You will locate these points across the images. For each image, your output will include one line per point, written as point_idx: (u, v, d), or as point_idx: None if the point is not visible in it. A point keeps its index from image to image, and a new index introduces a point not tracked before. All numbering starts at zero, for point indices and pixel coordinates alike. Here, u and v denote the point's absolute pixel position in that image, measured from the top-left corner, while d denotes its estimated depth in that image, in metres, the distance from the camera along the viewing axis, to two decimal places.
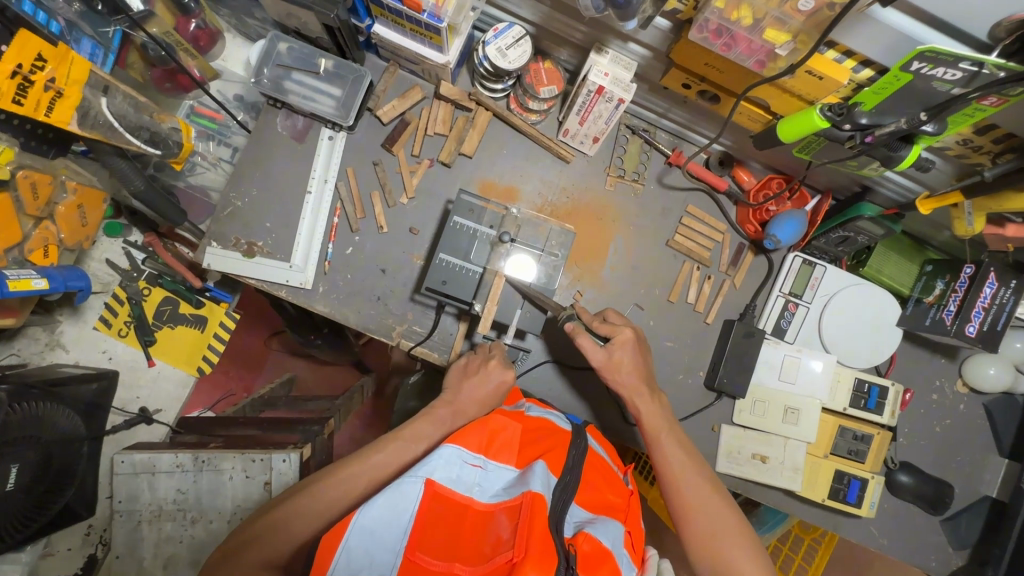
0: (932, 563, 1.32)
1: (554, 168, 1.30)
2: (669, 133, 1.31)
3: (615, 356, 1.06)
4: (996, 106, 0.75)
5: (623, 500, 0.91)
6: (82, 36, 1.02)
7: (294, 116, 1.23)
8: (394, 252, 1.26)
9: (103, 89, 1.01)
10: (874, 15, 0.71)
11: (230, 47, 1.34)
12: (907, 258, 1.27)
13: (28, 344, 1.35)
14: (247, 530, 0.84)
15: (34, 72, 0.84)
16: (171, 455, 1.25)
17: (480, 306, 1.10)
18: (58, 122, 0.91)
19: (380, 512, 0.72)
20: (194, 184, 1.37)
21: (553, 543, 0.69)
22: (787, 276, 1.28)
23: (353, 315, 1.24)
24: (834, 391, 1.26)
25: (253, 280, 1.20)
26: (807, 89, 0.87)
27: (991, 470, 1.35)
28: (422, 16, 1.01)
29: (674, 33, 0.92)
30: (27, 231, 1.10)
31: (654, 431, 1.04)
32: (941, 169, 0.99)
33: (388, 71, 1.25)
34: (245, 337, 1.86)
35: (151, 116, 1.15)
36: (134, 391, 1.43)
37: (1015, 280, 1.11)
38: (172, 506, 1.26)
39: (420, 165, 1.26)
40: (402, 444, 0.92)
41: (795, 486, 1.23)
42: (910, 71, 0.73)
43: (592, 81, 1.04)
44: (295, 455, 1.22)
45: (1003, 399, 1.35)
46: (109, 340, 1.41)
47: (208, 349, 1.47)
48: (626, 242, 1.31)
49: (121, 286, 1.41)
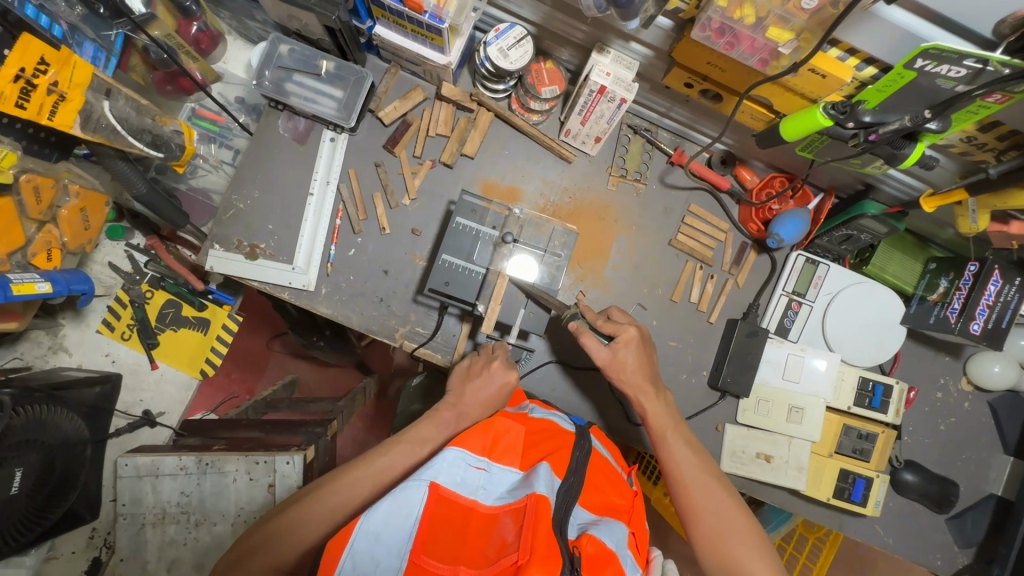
0: (938, 562, 1.32)
1: (556, 168, 1.30)
2: (670, 132, 1.31)
3: (619, 355, 1.07)
4: (1000, 104, 0.74)
5: (627, 502, 0.91)
6: (84, 40, 1.02)
7: (295, 118, 1.23)
8: (396, 253, 1.26)
9: (105, 92, 1.01)
10: (879, 13, 0.71)
11: (231, 49, 1.35)
12: (910, 256, 1.27)
13: (31, 347, 1.36)
14: (251, 535, 0.83)
15: (37, 75, 0.85)
16: (175, 458, 1.25)
17: (484, 306, 1.11)
18: (61, 126, 0.91)
19: (384, 516, 0.72)
20: (194, 186, 1.37)
21: (558, 546, 0.69)
22: (790, 274, 1.27)
23: (356, 316, 1.24)
24: (838, 390, 1.25)
25: (255, 282, 1.20)
26: (810, 88, 0.87)
27: (996, 468, 1.34)
28: (423, 17, 1.01)
29: (676, 32, 0.92)
30: (30, 235, 1.10)
31: (660, 430, 1.04)
32: (945, 167, 0.99)
33: (389, 72, 1.25)
34: (247, 340, 1.86)
35: (153, 119, 1.14)
36: (137, 394, 1.43)
37: (1019, 277, 1.10)
38: (176, 509, 1.26)
39: (422, 166, 1.26)
40: (407, 446, 0.92)
41: (800, 486, 1.22)
42: (914, 69, 0.73)
43: (594, 81, 1.04)
44: (298, 457, 1.22)
45: (1008, 397, 1.34)
46: (112, 343, 1.41)
47: (210, 353, 1.47)
48: (628, 242, 1.31)
49: (123, 289, 1.41)
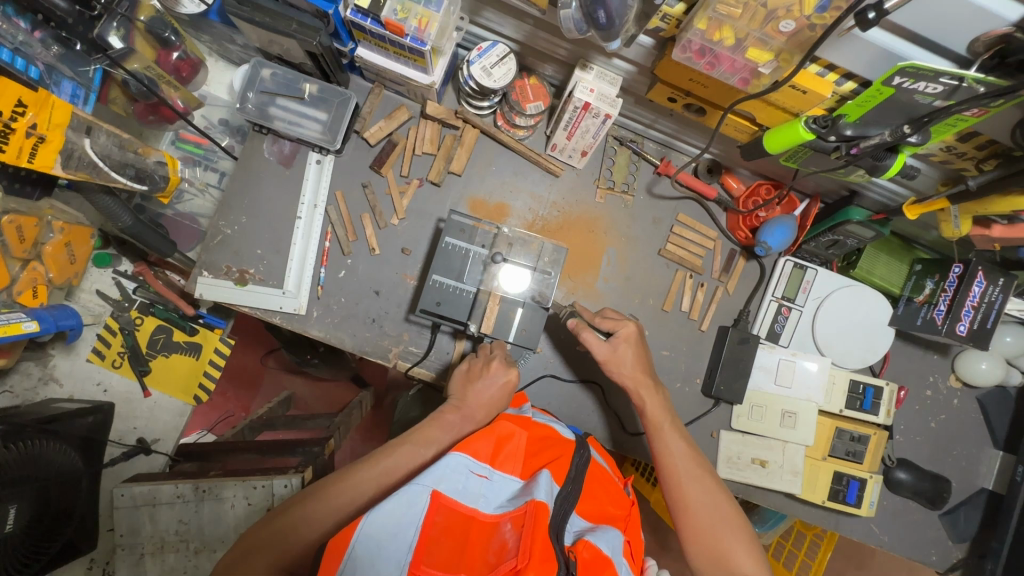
0: (933, 557, 1.34)
1: (544, 182, 1.30)
2: (656, 142, 1.32)
3: (618, 350, 1.09)
4: (977, 116, 0.75)
5: (624, 512, 0.90)
6: (62, 79, 1.01)
7: (281, 141, 1.23)
8: (385, 271, 1.25)
9: (85, 130, 1.01)
10: (855, 35, 0.71)
11: (212, 71, 1.32)
12: (897, 258, 1.28)
13: (20, 379, 1.33)
14: (251, 535, 0.81)
15: (15, 118, 0.84)
16: (171, 486, 1.24)
17: (476, 326, 1.11)
18: (41, 168, 0.91)
19: (384, 521, 0.71)
20: (182, 211, 1.36)
21: (555, 552, 0.70)
22: (779, 280, 1.28)
23: (349, 337, 1.23)
24: (830, 392, 1.27)
25: (245, 307, 1.20)
26: (791, 102, 0.88)
27: (986, 463, 1.36)
28: (405, 40, 1.01)
29: (657, 49, 0.93)
30: (15, 274, 1.11)
31: (657, 424, 1.05)
32: (927, 174, 1.00)
33: (374, 92, 1.24)
34: (240, 358, 1.85)
35: (136, 152, 1.14)
36: (130, 421, 1.41)
37: (1002, 278, 1.11)
38: (174, 538, 1.25)
39: (410, 185, 1.26)
40: (411, 448, 0.91)
41: (795, 490, 1.24)
42: (891, 86, 0.74)
43: (578, 97, 1.03)
44: (296, 480, 1.21)
45: (996, 393, 1.37)
46: (103, 372, 1.39)
47: (203, 378, 1.45)
48: (618, 253, 1.31)
49: (112, 317, 1.40)
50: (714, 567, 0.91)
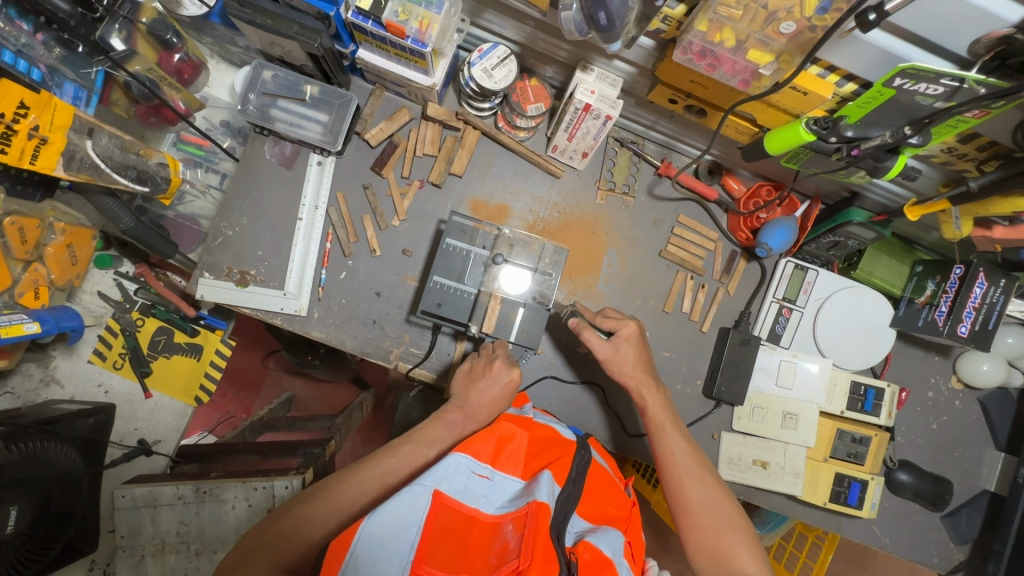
0: (935, 559, 1.33)
1: (545, 184, 1.30)
2: (657, 144, 1.32)
3: (620, 349, 1.09)
4: (978, 118, 0.76)
5: (624, 513, 0.90)
6: (64, 80, 1.02)
7: (282, 142, 1.23)
8: (386, 273, 1.25)
9: (87, 132, 1.01)
10: (856, 37, 0.71)
11: (214, 74, 1.33)
12: (898, 259, 1.28)
13: (21, 381, 1.32)
14: (252, 536, 0.81)
15: (17, 120, 0.85)
16: (172, 487, 1.24)
17: (477, 326, 1.11)
18: (43, 169, 0.91)
19: (386, 521, 0.71)
20: (183, 213, 1.36)
21: (556, 552, 0.70)
22: (780, 281, 1.28)
23: (350, 338, 1.23)
24: (831, 394, 1.27)
25: (246, 309, 1.20)
26: (792, 103, 0.88)
27: (988, 465, 1.36)
28: (405, 42, 1.01)
29: (658, 51, 0.93)
30: (17, 275, 1.11)
31: (658, 423, 1.05)
32: (928, 175, 1.00)
33: (375, 94, 1.24)
34: (241, 359, 1.85)
35: (138, 154, 1.14)
36: (131, 422, 1.41)
37: (1003, 279, 1.11)
38: (175, 539, 1.25)
39: (411, 187, 1.26)
40: (412, 448, 0.91)
41: (796, 491, 1.24)
42: (893, 86, 0.74)
43: (579, 99, 1.03)
44: (297, 481, 1.21)
45: (997, 394, 1.37)
46: (104, 373, 1.40)
47: (204, 379, 1.46)
48: (619, 254, 1.31)
49: (113, 318, 1.40)
50: (715, 566, 0.91)
